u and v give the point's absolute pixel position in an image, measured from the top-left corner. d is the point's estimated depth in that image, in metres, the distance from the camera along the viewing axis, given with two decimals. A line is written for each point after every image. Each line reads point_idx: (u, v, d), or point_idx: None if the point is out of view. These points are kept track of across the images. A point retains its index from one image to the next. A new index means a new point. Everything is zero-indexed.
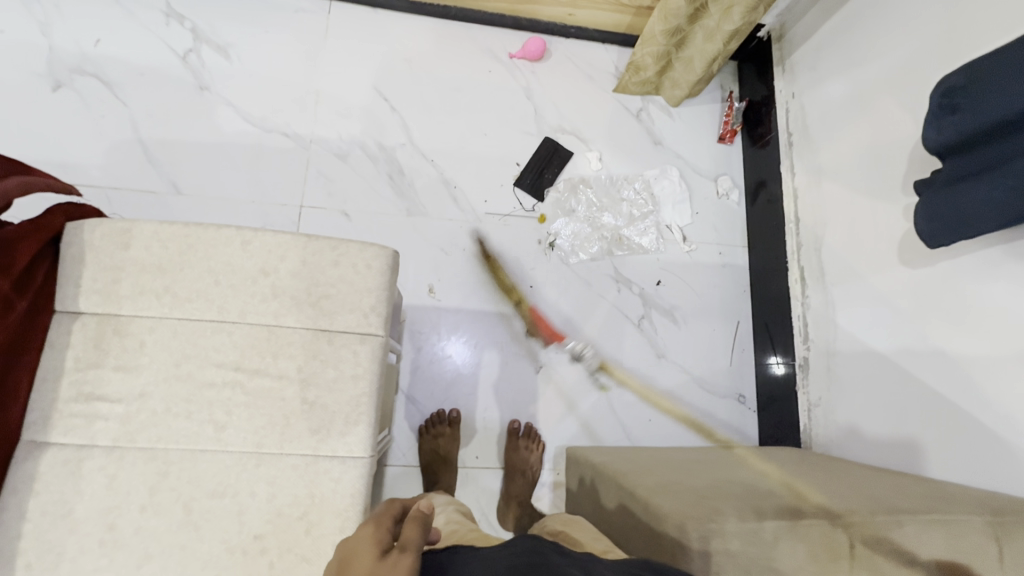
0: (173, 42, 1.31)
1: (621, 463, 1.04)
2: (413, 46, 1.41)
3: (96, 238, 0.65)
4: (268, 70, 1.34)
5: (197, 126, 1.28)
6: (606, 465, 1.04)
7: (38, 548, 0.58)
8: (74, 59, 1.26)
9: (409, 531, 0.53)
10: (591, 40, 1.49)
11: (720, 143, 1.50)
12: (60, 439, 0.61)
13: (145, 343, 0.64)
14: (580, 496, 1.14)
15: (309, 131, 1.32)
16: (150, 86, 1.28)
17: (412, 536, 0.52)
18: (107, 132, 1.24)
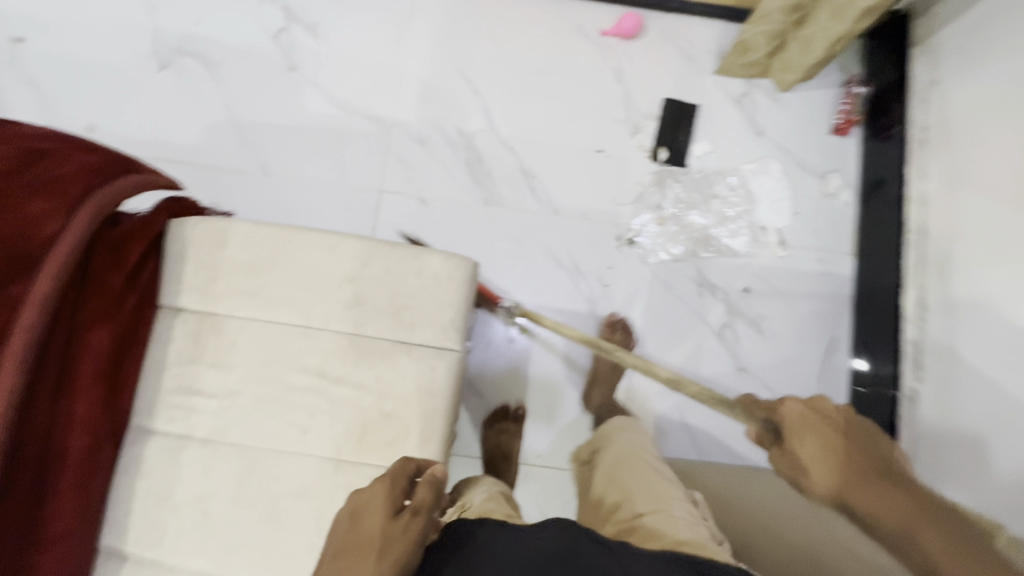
0: (266, 21, 1.33)
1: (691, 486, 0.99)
2: (498, 24, 1.34)
3: (197, 234, 0.68)
4: (353, 50, 1.33)
5: (286, 107, 1.30)
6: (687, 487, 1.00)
7: (145, 525, 0.63)
8: (177, 39, 1.31)
9: (423, 495, 0.58)
10: (692, 14, 1.35)
11: (834, 135, 1.32)
12: (163, 427, 0.65)
13: (238, 343, 0.66)
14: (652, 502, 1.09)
15: (390, 113, 1.31)
16: (244, 66, 1.31)
17: (423, 503, 0.57)
18: (205, 112, 1.30)
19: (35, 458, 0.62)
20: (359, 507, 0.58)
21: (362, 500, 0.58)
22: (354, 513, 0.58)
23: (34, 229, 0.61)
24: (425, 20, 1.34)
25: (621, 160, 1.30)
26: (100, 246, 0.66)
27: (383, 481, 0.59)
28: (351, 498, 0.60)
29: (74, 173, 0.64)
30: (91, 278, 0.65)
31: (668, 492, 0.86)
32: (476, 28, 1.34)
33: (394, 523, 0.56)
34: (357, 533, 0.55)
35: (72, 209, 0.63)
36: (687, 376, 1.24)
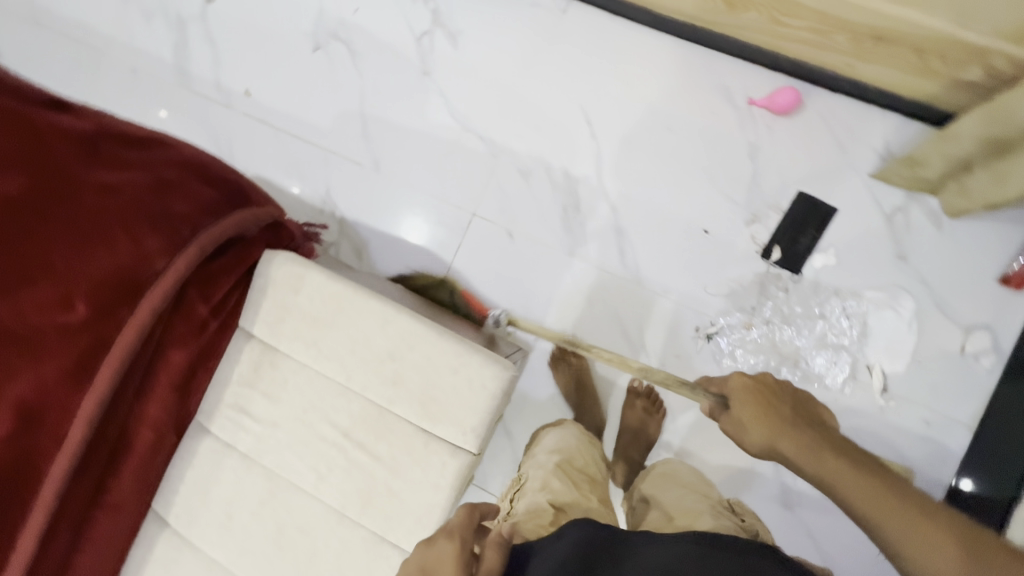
0: (414, 21, 1.36)
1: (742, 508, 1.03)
2: (639, 69, 1.25)
3: (278, 275, 0.75)
4: (486, 66, 1.32)
5: (410, 110, 1.34)
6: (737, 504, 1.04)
7: None
8: (334, 25, 1.39)
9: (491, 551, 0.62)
10: (867, 100, 1.15)
11: (1000, 285, 1.10)
12: (217, 431, 0.75)
13: (288, 381, 0.73)
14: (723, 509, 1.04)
15: (503, 139, 1.30)
16: (384, 62, 1.37)
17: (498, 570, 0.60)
18: (341, 99, 1.38)
19: (120, 430, 0.77)
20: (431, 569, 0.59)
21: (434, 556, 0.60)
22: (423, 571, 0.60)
23: (149, 258, 0.72)
24: (565, 51, 1.29)
25: (727, 247, 1.20)
26: (196, 278, 0.75)
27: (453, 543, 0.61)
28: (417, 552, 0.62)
29: (192, 213, 0.75)
30: (183, 306, 0.75)
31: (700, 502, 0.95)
32: (613, 70, 1.26)
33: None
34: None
35: (180, 245, 0.73)
36: (725, 491, 1.17)
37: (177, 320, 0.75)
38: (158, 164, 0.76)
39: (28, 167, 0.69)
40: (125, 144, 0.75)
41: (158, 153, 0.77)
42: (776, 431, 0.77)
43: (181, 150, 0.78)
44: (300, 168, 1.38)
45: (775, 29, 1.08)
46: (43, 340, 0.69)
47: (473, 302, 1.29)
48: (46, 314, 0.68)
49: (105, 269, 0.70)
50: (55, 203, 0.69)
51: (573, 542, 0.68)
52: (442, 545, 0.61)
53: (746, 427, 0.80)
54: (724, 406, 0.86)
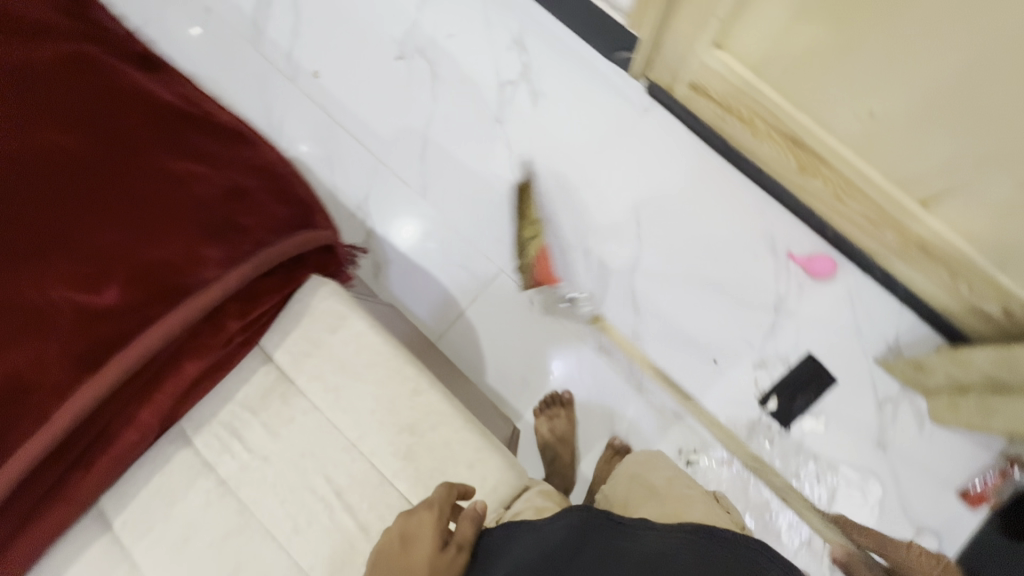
0: (503, 67, 1.36)
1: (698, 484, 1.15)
2: (697, 189, 1.30)
3: (320, 309, 0.72)
4: (557, 134, 1.34)
5: (472, 148, 1.34)
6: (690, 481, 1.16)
7: (137, 515, 0.68)
8: (424, 41, 1.38)
9: (466, 530, 0.60)
10: (890, 291, 1.23)
11: (959, 497, 1.17)
12: (199, 446, 0.70)
13: (294, 419, 0.69)
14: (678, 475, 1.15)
15: (553, 208, 1.31)
16: (461, 94, 1.36)
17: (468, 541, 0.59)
18: (407, 113, 1.36)
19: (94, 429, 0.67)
20: (409, 531, 0.58)
21: (413, 524, 0.59)
22: (403, 538, 0.58)
23: (201, 261, 0.68)
24: (635, 147, 1.32)
25: (729, 381, 1.23)
26: (240, 291, 0.70)
27: (431, 511, 0.59)
28: (396, 518, 0.60)
29: (260, 230, 0.73)
30: (216, 314, 0.70)
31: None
32: (673, 182, 1.31)
33: (441, 556, 0.57)
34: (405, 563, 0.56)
35: (239, 257, 0.70)
36: None
37: (202, 332, 0.69)
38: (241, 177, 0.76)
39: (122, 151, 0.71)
40: (217, 152, 0.77)
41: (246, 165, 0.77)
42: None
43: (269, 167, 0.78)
44: (345, 165, 1.34)
45: (833, 200, 1.17)
46: (54, 315, 0.63)
47: (500, 343, 1.26)
48: (79, 290, 0.65)
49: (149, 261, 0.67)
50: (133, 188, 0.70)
51: (563, 532, 0.60)
52: (423, 512, 0.59)
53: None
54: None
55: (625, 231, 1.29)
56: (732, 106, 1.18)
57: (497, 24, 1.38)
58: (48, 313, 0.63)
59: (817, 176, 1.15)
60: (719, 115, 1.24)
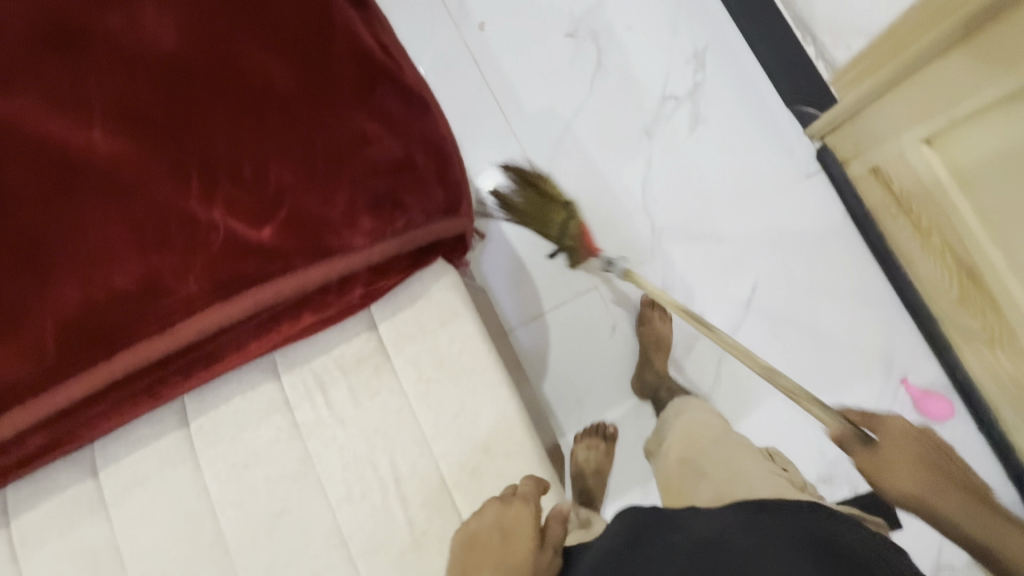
0: (673, 79, 1.26)
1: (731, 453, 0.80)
2: (831, 279, 1.19)
3: (435, 298, 0.69)
4: (702, 169, 1.24)
5: (611, 155, 1.27)
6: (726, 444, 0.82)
7: (214, 426, 0.71)
8: (601, 26, 1.29)
9: (556, 528, 0.59)
10: (1002, 462, 1.10)
11: None
12: (284, 385, 0.71)
13: (378, 395, 0.69)
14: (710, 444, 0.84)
15: (670, 244, 1.23)
16: (619, 95, 1.28)
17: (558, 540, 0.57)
18: (559, 96, 1.29)
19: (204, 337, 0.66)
20: (507, 526, 0.57)
21: (509, 518, 0.58)
22: (501, 530, 0.57)
23: (352, 225, 0.59)
24: (779, 210, 1.22)
25: None
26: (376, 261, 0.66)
27: (529, 505, 0.59)
28: (491, 509, 0.59)
29: (414, 208, 0.61)
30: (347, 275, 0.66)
31: (747, 471, 0.75)
32: (806, 262, 1.20)
33: (539, 554, 0.56)
34: (508, 553, 0.55)
35: (389, 232, 0.60)
36: None
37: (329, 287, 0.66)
38: (412, 132, 0.63)
39: (303, 60, 0.61)
40: (398, 93, 0.63)
41: (425, 122, 0.64)
42: (927, 486, 0.76)
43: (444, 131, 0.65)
44: (477, 128, 1.30)
45: (983, 348, 1.04)
46: (204, 233, 0.58)
47: (569, 356, 1.23)
48: (228, 214, 0.58)
49: (300, 206, 0.58)
50: (305, 114, 0.60)
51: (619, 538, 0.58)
52: (518, 505, 0.59)
53: (890, 472, 0.79)
54: (863, 439, 0.83)
55: (735, 293, 1.21)
56: (913, 209, 1.04)
57: (683, 31, 1.26)
58: (197, 228, 0.58)
59: (977, 317, 1.02)
60: (889, 212, 1.11)
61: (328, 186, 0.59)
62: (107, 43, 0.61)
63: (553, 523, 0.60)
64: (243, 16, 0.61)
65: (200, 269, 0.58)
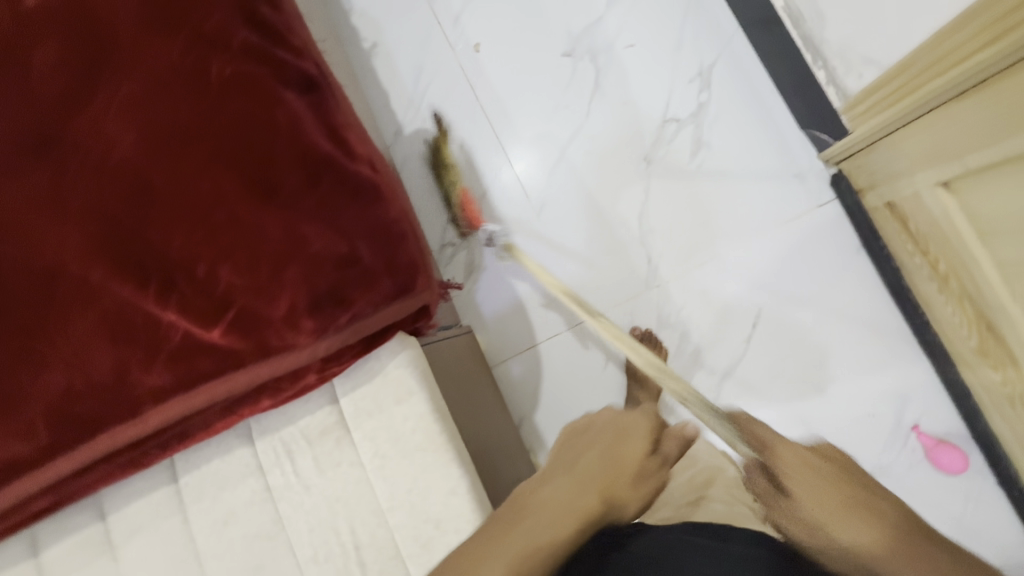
0: (675, 99, 1.19)
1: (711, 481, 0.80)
2: (839, 316, 1.12)
3: (391, 376, 0.72)
4: (703, 197, 1.18)
5: (607, 182, 1.22)
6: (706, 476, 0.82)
7: (198, 484, 0.77)
8: (600, 43, 1.22)
9: (672, 445, 0.69)
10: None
11: None
12: (258, 450, 0.76)
13: (340, 465, 0.73)
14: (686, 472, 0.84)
15: (667, 278, 1.18)
16: (617, 118, 1.21)
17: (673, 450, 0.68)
18: (554, 120, 1.25)
19: None
20: (623, 427, 0.69)
21: (632, 421, 0.71)
22: (621, 430, 0.69)
23: (294, 325, 0.62)
24: (784, 242, 1.14)
25: None
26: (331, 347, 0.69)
27: (648, 419, 0.73)
28: (616, 412, 0.75)
29: (360, 304, 0.63)
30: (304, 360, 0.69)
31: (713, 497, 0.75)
32: (813, 298, 1.13)
33: (652, 457, 0.64)
34: (623, 448, 0.64)
35: (331, 329, 0.62)
36: None
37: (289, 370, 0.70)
38: (356, 227, 0.64)
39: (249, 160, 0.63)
40: (344, 188, 0.65)
41: (370, 216, 0.65)
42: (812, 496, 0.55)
43: (390, 219, 0.66)
44: (472, 154, 1.28)
45: (1005, 403, 0.95)
46: (166, 331, 0.63)
47: (560, 389, 1.22)
48: (184, 314, 0.62)
49: (250, 307, 0.61)
50: (250, 216, 0.62)
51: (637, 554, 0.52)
52: (636, 414, 0.74)
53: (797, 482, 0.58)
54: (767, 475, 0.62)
55: (735, 330, 1.15)
56: (929, 250, 0.95)
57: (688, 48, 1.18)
58: (157, 326, 0.63)
59: (998, 370, 0.92)
60: (907, 250, 1.01)
61: (271, 288, 0.62)
62: (78, 150, 0.66)
63: (671, 438, 0.70)
64: (192, 121, 0.64)
65: (162, 363, 0.63)
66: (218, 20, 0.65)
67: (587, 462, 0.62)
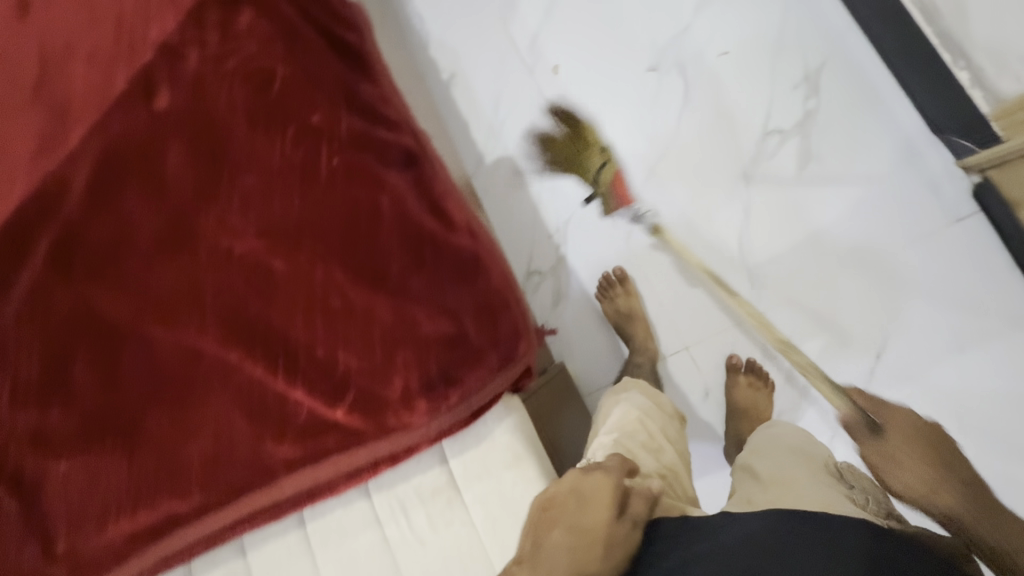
0: (777, 108, 1.09)
1: (798, 462, 0.78)
2: (989, 340, 0.97)
3: (499, 440, 0.75)
4: (812, 214, 1.07)
5: (700, 202, 1.14)
6: (799, 453, 0.81)
7: (318, 538, 0.79)
8: (688, 54, 1.15)
9: (637, 506, 0.63)
10: None
11: None
12: (372, 506, 0.78)
13: (454, 525, 0.75)
14: (779, 451, 0.82)
15: (772, 304, 1.07)
16: (711, 132, 1.13)
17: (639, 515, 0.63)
18: (640, 139, 1.19)
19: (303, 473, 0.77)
20: (586, 494, 0.63)
21: (588, 484, 0.64)
22: (580, 494, 0.63)
23: (409, 404, 0.64)
24: (908, 259, 1.02)
25: None
26: None
27: (609, 479, 0.65)
28: (571, 475, 0.66)
29: (471, 381, 0.64)
30: None
31: (806, 485, 0.71)
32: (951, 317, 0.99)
33: (618, 524, 0.61)
34: (586, 519, 0.61)
35: (443, 408, 0.64)
36: None
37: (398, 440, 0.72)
38: (463, 302, 0.66)
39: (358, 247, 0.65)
40: (449, 265, 0.66)
41: (476, 290, 0.66)
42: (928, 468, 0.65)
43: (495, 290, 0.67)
44: (555, 181, 1.24)
45: None
46: (292, 408, 0.67)
47: None
48: (308, 394, 0.66)
49: (365, 388, 0.64)
50: (363, 301, 0.65)
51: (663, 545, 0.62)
52: (598, 476, 0.65)
53: None
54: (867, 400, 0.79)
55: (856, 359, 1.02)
56: None
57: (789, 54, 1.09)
58: (287, 404, 0.67)
59: None
60: None
61: (387, 371, 0.64)
62: (207, 242, 0.71)
63: (636, 498, 0.65)
64: (303, 212, 0.66)
65: (293, 438, 0.68)
66: (317, 108, 0.66)
67: (553, 545, 0.59)
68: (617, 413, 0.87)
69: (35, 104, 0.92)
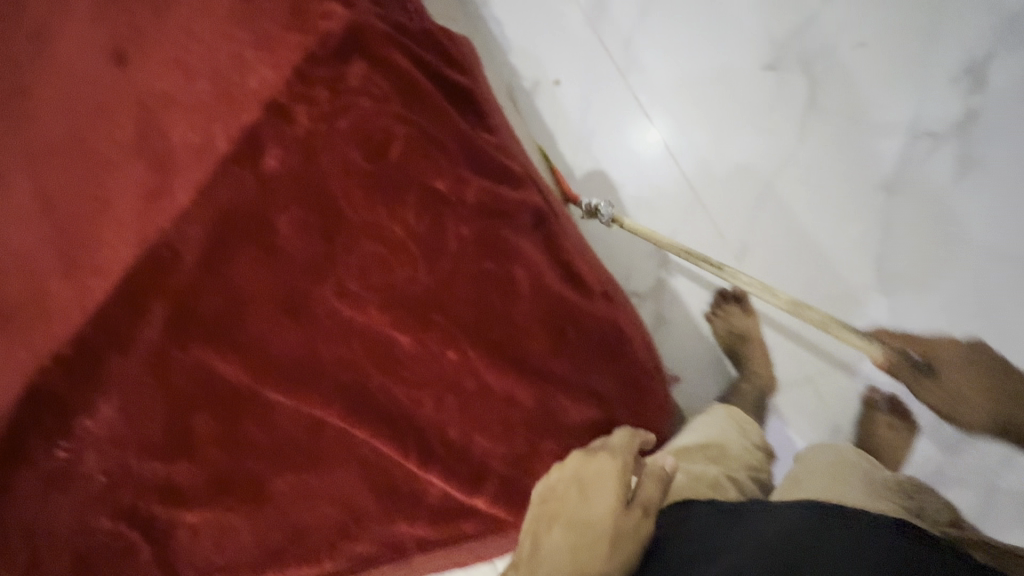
0: (927, 107, 0.95)
1: (848, 476, 0.76)
2: None
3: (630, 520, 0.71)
4: (943, 233, 0.94)
5: (823, 215, 1.01)
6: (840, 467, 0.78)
7: None
8: (815, 49, 1.02)
9: (650, 489, 0.64)
10: None
11: None
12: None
13: None
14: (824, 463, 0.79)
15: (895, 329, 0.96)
16: (841, 138, 1.00)
17: (652, 502, 0.63)
18: (753, 147, 1.06)
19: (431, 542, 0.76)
20: (586, 482, 0.64)
21: (591, 472, 0.65)
22: (581, 483, 0.64)
23: None
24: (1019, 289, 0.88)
25: None
26: None
27: (613, 465, 0.65)
28: (572, 459, 0.66)
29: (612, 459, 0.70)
30: None
31: (849, 484, 0.74)
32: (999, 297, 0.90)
33: (625, 515, 0.62)
34: (589, 512, 0.63)
35: None
36: None
37: None
38: (612, 381, 0.70)
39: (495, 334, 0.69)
40: (597, 342, 0.70)
41: (617, 366, 0.70)
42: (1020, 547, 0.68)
43: (641, 370, 0.71)
44: (645, 197, 1.13)
45: None
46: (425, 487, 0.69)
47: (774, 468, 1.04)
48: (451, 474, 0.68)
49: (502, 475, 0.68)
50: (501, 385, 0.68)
51: (698, 526, 0.62)
52: (603, 460, 0.65)
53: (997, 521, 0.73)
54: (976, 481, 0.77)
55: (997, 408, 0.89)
56: None
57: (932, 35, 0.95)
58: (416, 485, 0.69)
59: None
60: None
61: (529, 464, 0.69)
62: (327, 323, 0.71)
63: (647, 481, 0.66)
64: (432, 289, 0.69)
65: (423, 520, 0.69)
66: (442, 174, 0.71)
67: (553, 545, 0.62)
68: (707, 418, 0.84)
69: (137, 155, 0.90)
